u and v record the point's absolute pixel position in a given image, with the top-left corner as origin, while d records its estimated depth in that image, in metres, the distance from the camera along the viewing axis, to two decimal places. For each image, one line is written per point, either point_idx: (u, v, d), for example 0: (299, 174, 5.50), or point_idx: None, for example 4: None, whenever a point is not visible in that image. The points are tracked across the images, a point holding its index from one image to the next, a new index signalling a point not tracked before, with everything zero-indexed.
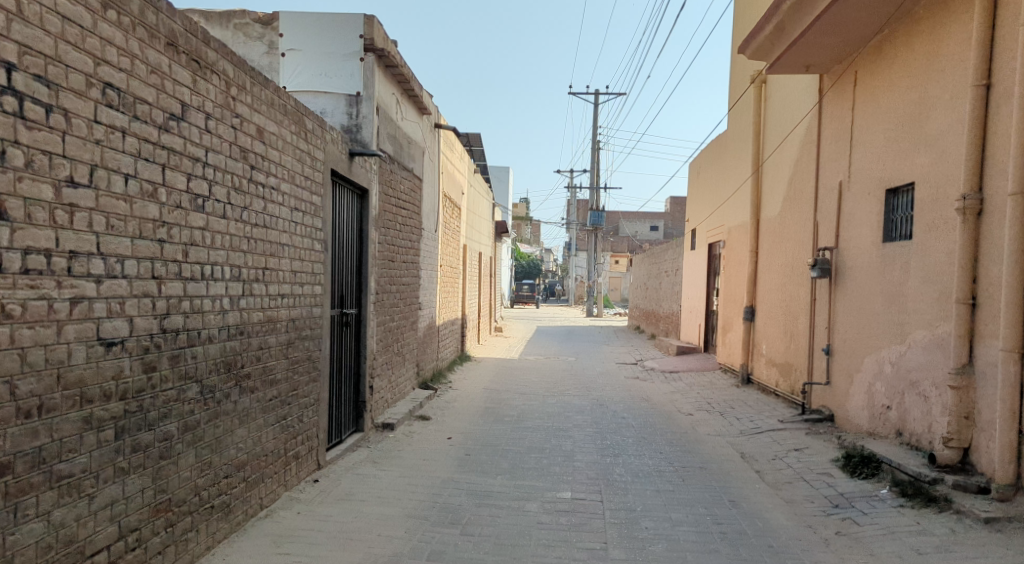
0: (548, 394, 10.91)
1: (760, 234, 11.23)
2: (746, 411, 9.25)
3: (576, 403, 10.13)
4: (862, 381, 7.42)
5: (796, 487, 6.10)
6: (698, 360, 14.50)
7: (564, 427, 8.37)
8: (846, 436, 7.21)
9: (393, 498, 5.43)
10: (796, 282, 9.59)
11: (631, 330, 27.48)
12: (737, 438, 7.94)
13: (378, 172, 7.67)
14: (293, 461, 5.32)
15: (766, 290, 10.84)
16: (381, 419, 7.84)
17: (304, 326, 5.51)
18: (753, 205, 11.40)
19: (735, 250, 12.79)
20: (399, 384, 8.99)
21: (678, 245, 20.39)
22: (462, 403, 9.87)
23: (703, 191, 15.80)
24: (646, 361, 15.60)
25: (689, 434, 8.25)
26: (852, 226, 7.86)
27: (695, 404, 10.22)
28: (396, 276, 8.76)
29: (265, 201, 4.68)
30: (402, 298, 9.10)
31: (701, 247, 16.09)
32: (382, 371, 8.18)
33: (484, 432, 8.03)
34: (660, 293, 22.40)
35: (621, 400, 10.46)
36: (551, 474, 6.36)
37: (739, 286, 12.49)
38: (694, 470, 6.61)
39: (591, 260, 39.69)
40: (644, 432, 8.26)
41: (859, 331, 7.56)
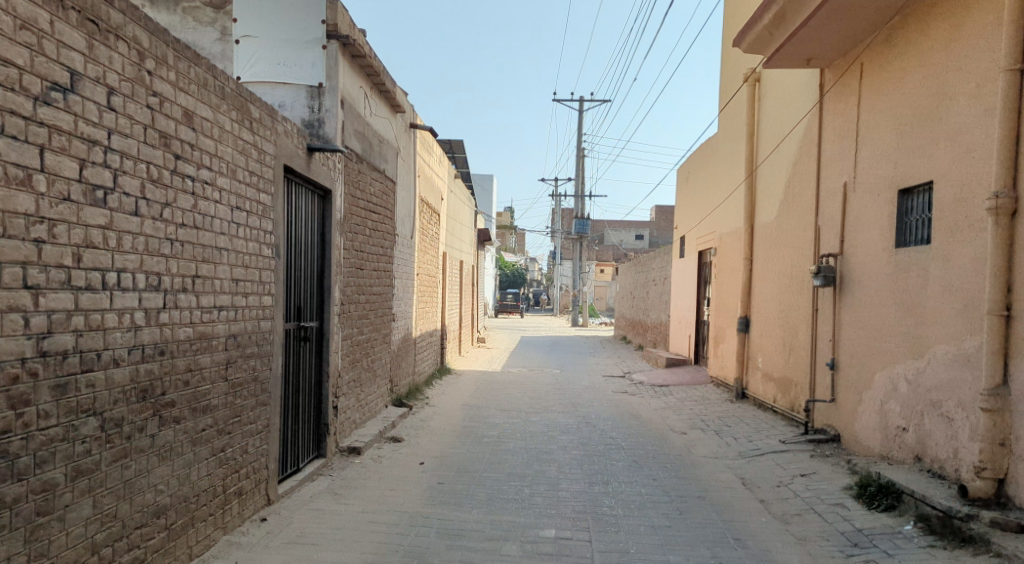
0: (531, 411, 10.23)
1: (755, 240, 10.63)
2: (744, 430, 8.64)
3: (562, 421, 9.47)
4: (873, 399, 6.83)
5: (807, 520, 5.49)
6: (689, 373, 13.88)
7: (548, 449, 7.70)
8: (857, 460, 6.60)
9: (352, 540, 4.73)
10: (796, 291, 8.97)
11: (617, 340, 26.84)
12: (736, 462, 7.32)
13: (343, 171, 6.98)
14: (236, 499, 4.62)
15: (763, 300, 10.23)
16: (347, 442, 7.13)
17: (249, 342, 4.80)
18: (747, 210, 10.81)
19: (728, 257, 12.17)
20: (369, 404, 8.28)
21: (666, 253, 19.80)
22: (439, 422, 9.17)
23: (693, 197, 15.21)
24: (635, 374, 14.95)
25: (684, 456, 7.62)
26: (860, 231, 7.26)
27: (688, 421, 9.58)
28: (365, 285, 8.06)
29: (195, 197, 3.98)
30: (373, 309, 8.39)
31: (690, 254, 15.49)
32: (349, 389, 7.48)
33: (461, 456, 7.35)
34: (648, 302, 21.76)
35: (610, 417, 9.82)
36: (534, 506, 5.69)
37: (733, 295, 11.88)
38: (692, 500, 5.99)
39: (576, 269, 39.05)
40: (635, 454, 7.62)
41: (870, 344, 6.95)
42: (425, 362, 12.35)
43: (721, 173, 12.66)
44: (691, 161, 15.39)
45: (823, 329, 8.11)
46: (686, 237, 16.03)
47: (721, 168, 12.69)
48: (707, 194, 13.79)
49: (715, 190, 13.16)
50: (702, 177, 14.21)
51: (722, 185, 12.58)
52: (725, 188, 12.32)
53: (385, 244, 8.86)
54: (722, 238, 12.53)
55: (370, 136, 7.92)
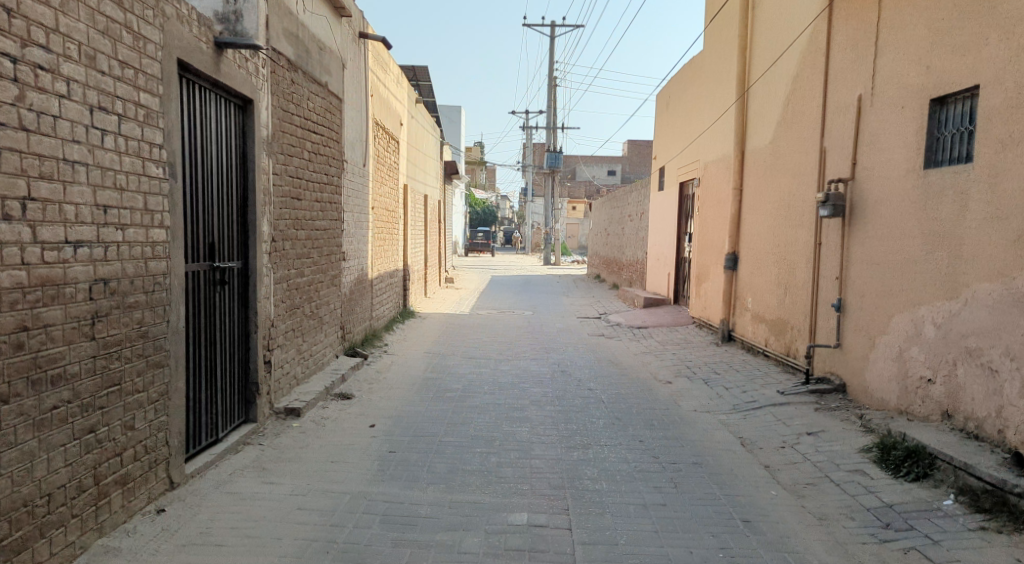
0: (500, 359, 9.28)
1: (746, 168, 9.64)
2: (735, 379, 7.77)
3: (533, 370, 8.54)
4: (889, 345, 5.94)
5: (824, 493, 4.62)
6: (669, 314, 13.00)
7: (519, 405, 6.77)
8: (870, 416, 5.76)
9: (268, 539, 3.74)
10: (795, 222, 8.01)
11: (591, 279, 25.95)
12: (731, 418, 6.44)
13: (268, 78, 5.78)
14: (117, 490, 3.62)
15: (754, 233, 9.30)
16: (283, 403, 6.10)
17: (133, 290, 3.72)
18: (737, 134, 9.79)
19: (714, 188, 11.18)
20: (314, 355, 7.25)
21: (642, 186, 18.78)
22: (397, 374, 8.18)
23: (674, 124, 14.11)
24: (611, 315, 14.05)
25: (671, 411, 6.73)
26: (877, 151, 6.27)
27: (672, 369, 8.70)
28: (304, 218, 6.93)
29: (19, 86, 2.94)
30: (315, 246, 7.30)
31: (671, 187, 14.47)
32: (287, 340, 6.43)
33: (418, 416, 6.37)
34: (623, 239, 20.79)
35: (587, 365, 8.90)
36: (502, 481, 4.75)
37: (719, 230, 10.93)
38: (687, 467, 5.10)
39: (547, 205, 37.89)
40: (616, 410, 6.70)
41: (887, 283, 6.04)
42: (384, 305, 11.30)
43: (709, 96, 11.56)
44: (673, 84, 14.24)
45: (826, 266, 7.18)
46: (666, 168, 14.99)
47: (708, 90, 11.60)
48: (691, 121, 12.70)
49: (700, 115, 12.09)
50: (686, 102, 13.09)
51: (709, 109, 11.49)
52: (713, 112, 11.26)
53: (329, 171, 7.70)
54: (708, 167, 11.53)
55: (306, 40, 6.69)
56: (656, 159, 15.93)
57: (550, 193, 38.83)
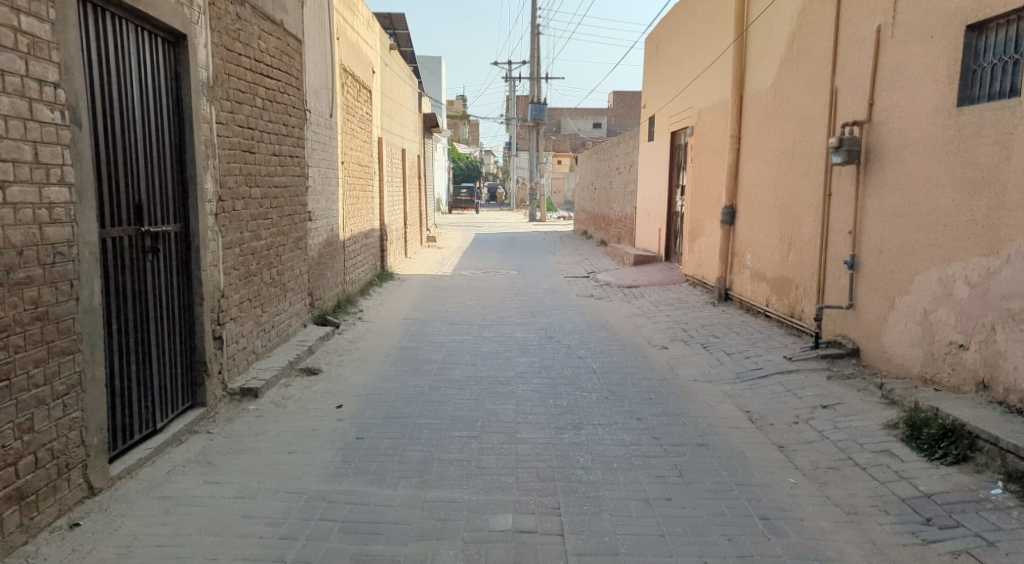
0: (483, 325, 8.66)
1: (745, 114, 8.95)
2: (737, 343, 7.19)
3: (519, 337, 7.94)
4: (911, 307, 5.34)
5: (850, 480, 4.05)
6: (660, 272, 12.40)
7: (503, 379, 6.17)
8: (892, 386, 5.19)
9: (201, 560, 3.12)
10: (801, 172, 7.36)
11: (578, 236, 25.29)
12: (736, 389, 5.85)
13: (206, 10, 5.00)
14: (12, 507, 3.03)
15: (754, 185, 8.65)
16: (238, 383, 5.44)
17: (21, 261, 3.07)
18: (736, 78, 9.07)
19: (710, 137, 10.50)
20: (277, 326, 6.59)
21: (629, 139, 18.09)
22: (370, 345, 7.54)
23: (665, 70, 13.33)
24: (600, 274, 13.43)
25: (670, 382, 6.13)
26: (899, 89, 5.59)
27: (667, 333, 8.11)
28: (259, 174, 6.19)
29: None
30: (274, 206, 6.58)
31: (662, 138, 13.76)
32: (243, 312, 5.75)
33: (391, 393, 5.74)
34: (611, 194, 20.10)
35: (576, 331, 8.29)
36: (483, 474, 4.15)
37: (715, 182, 10.27)
38: (692, 450, 4.51)
39: (533, 160, 36.98)
40: (609, 381, 6.11)
41: (910, 237, 5.41)
42: (359, 268, 10.61)
43: (703, 38, 10.81)
44: (664, 28, 13.42)
45: (837, 219, 6.54)
46: (656, 118, 14.26)
47: (703, 31, 10.82)
48: (683, 67, 11.94)
49: (693, 59, 11.35)
50: (678, 46, 12.32)
51: (704, 52, 10.73)
52: (708, 55, 10.52)
53: (288, 122, 6.94)
54: (702, 115, 10.83)
55: None
56: (645, 109, 15.19)
57: (535, 148, 37.87)
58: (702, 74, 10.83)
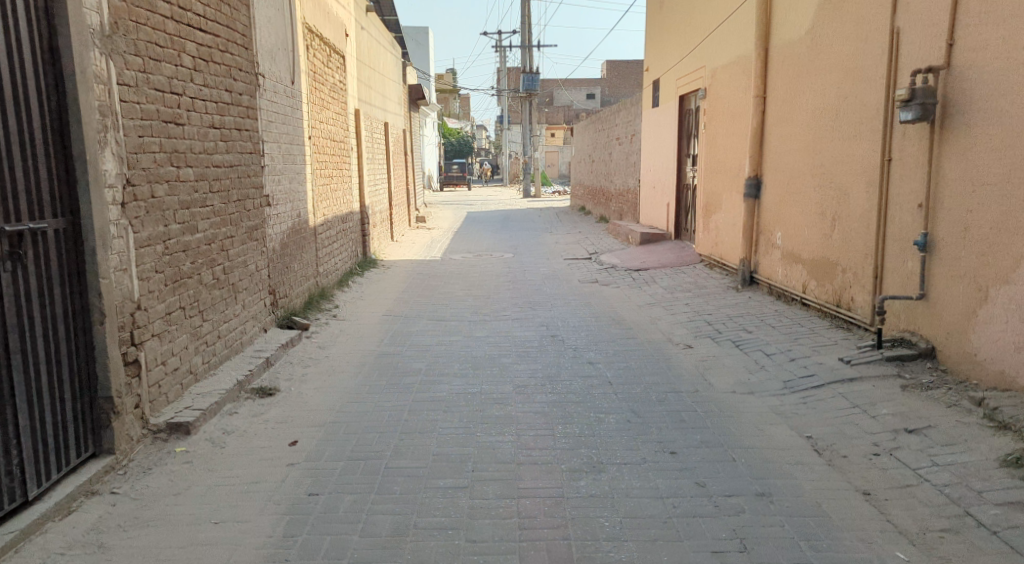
0: (475, 323, 7.54)
1: (771, 70, 7.76)
2: (775, 340, 6.06)
3: (518, 337, 6.82)
4: (1014, 301, 4.22)
5: (979, 553, 2.95)
6: (670, 253, 11.24)
7: (499, 396, 5.06)
8: (998, 403, 4.07)
9: None
10: (846, 134, 6.19)
11: (575, 213, 24.15)
12: (786, 404, 4.73)
13: None
14: None
15: (784, 152, 7.49)
16: (164, 416, 4.27)
17: None
18: (759, 28, 7.87)
19: (728, 99, 9.32)
20: (222, 337, 5.42)
21: (629, 106, 16.89)
22: (342, 353, 6.41)
23: (671, 28, 12.12)
24: (603, 255, 12.31)
25: (703, 394, 5.01)
26: (991, 23, 4.42)
27: (689, 327, 6.98)
28: (192, 151, 4.99)
29: None
30: (215, 190, 5.39)
31: (670, 103, 12.58)
32: (173, 325, 4.58)
33: (361, 422, 4.61)
34: (611, 166, 18.94)
35: (582, 328, 7.16)
36: (474, 553, 3.04)
37: (734, 151, 9.10)
38: (752, 504, 3.39)
39: (525, 133, 35.69)
40: (628, 396, 4.99)
41: (1011, 210, 4.27)
42: (333, 257, 9.45)
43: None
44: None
45: (899, 189, 5.40)
46: (661, 81, 13.08)
47: None
48: (695, 22, 10.75)
49: (706, 12, 10.17)
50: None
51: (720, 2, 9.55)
52: (724, 6, 9.34)
53: (228, 88, 5.76)
54: (718, 74, 9.65)
55: None
56: (649, 72, 14.02)
57: (527, 120, 36.52)
58: (717, 28, 9.65)
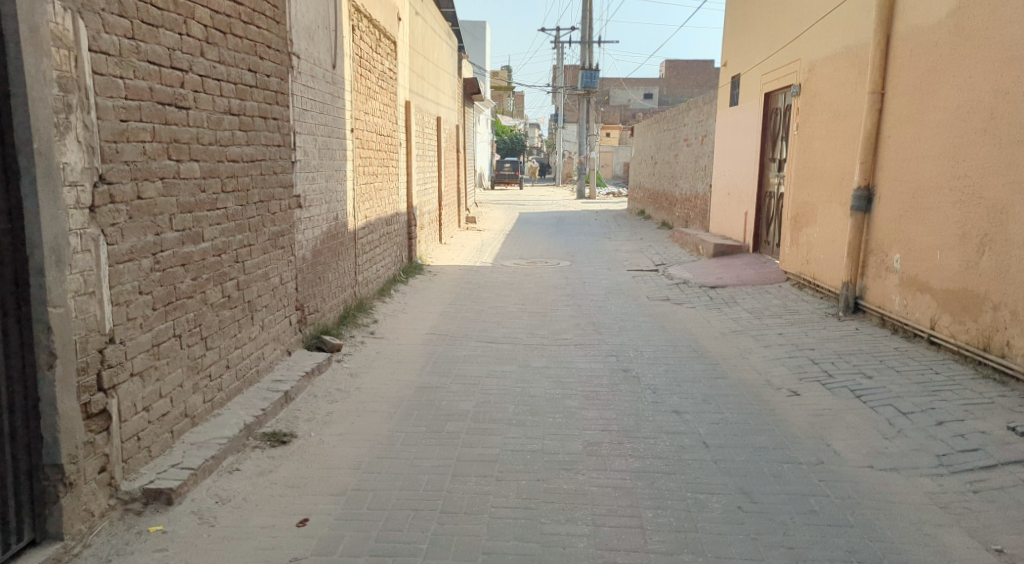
0: (531, 350, 6.54)
1: (895, 60, 6.55)
2: (909, 394, 4.87)
3: (583, 372, 5.78)
4: None
5: None
6: (749, 268, 10.07)
7: (565, 458, 4.04)
8: None
9: None
10: (1007, 138, 4.98)
11: (634, 216, 22.98)
12: (951, 492, 3.57)
13: None
14: None
15: (908, 158, 6.27)
16: (141, 478, 3.34)
17: None
18: (880, 12, 6.67)
19: (831, 95, 8.11)
20: (232, 368, 4.50)
21: (700, 106, 15.71)
22: (378, 385, 5.45)
23: (761, 18, 10.91)
24: (672, 268, 11.18)
25: (830, 468, 3.89)
26: None
27: (789, 365, 5.85)
28: (198, 140, 4.06)
29: None
30: (229, 188, 4.47)
31: (754, 101, 11.36)
32: (164, 359, 3.65)
33: (392, 492, 3.61)
34: (677, 169, 17.75)
35: (658, 362, 6.08)
36: None
37: (836, 156, 7.89)
38: None
39: (582, 132, 34.67)
40: (731, 466, 3.91)
41: None
42: (374, 264, 8.56)
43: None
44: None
45: None
46: (745, 77, 11.87)
47: None
48: (794, 8, 9.53)
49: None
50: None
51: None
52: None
53: (252, 67, 4.85)
54: (820, 68, 8.43)
55: None
56: (730, 67, 12.82)
57: (584, 118, 35.44)
58: (822, 13, 8.43)
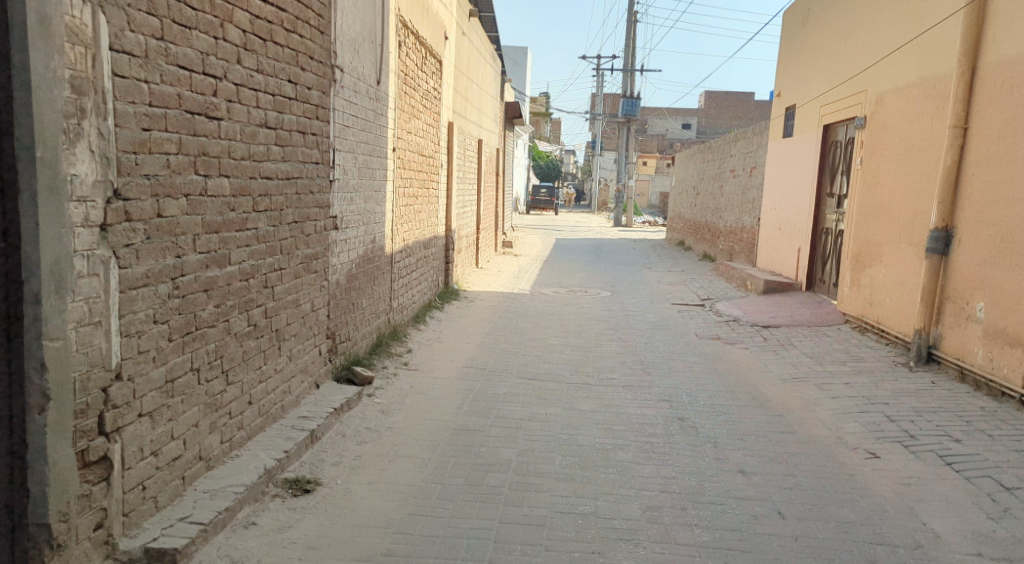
0: (576, 391, 6.07)
1: (983, 92, 6.03)
2: (1010, 465, 4.31)
3: (634, 419, 5.30)
4: None
5: None
6: (804, 308, 9.50)
7: (621, 526, 3.57)
8: None
9: None
10: None
11: (673, 246, 22.45)
12: None
13: None
14: None
15: (998, 199, 5.73)
16: (144, 534, 2.93)
17: None
18: (968, 40, 6.17)
19: (903, 129, 7.59)
20: (254, 404, 4.11)
21: (749, 136, 15.22)
22: (412, 425, 5.03)
23: (823, 47, 10.43)
24: (719, 304, 10.64)
25: (931, 554, 3.36)
26: None
27: (862, 421, 5.30)
28: (229, 154, 3.70)
29: None
30: (261, 207, 4.11)
31: (811, 132, 10.85)
32: (178, 397, 3.26)
33: (429, 561, 3.17)
34: (722, 200, 17.23)
35: (715, 411, 5.57)
36: None
37: (908, 193, 7.35)
38: None
39: (620, 160, 34.29)
40: (815, 546, 3.39)
41: None
42: (410, 289, 8.17)
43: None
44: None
45: None
46: (802, 108, 11.38)
47: None
48: (861, 36, 9.05)
49: (881, 24, 8.46)
50: (854, 10, 9.41)
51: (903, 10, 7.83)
52: (910, 14, 7.63)
53: (293, 78, 4.51)
54: (892, 100, 7.92)
55: None
56: (785, 98, 12.34)
57: (623, 146, 35.06)
58: (896, 42, 7.94)
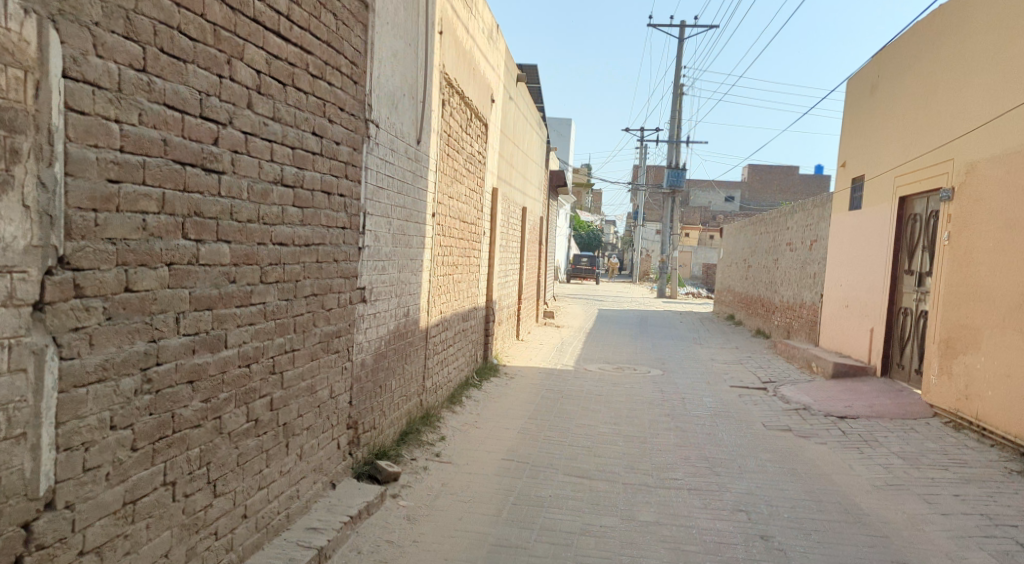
0: (633, 495, 5.21)
1: None
2: None
3: (706, 538, 4.41)
4: None
5: None
6: (884, 397, 8.50)
7: None
8: None
9: None
10: None
11: (722, 321, 21.43)
12: None
13: None
14: None
15: None
16: None
17: None
18: None
19: (1006, 200, 6.75)
20: (250, 517, 3.37)
21: (808, 208, 14.42)
22: (442, 538, 4.22)
23: (899, 113, 9.71)
24: (784, 388, 9.67)
25: None
26: None
27: (989, 549, 4.34)
28: (230, 213, 3.06)
29: None
30: (270, 278, 3.46)
31: (884, 203, 10.02)
32: (140, 522, 2.55)
33: None
34: (777, 275, 16.33)
35: (803, 527, 4.66)
36: None
37: (1015, 273, 6.47)
38: None
39: (664, 231, 33.62)
40: None
41: None
42: (446, 366, 7.45)
43: (1005, 54, 7.18)
44: (902, 54, 9.84)
45: None
46: (872, 178, 10.59)
47: (1004, 46, 7.19)
48: (949, 102, 8.30)
49: (976, 89, 7.71)
50: (937, 74, 8.70)
51: (1007, 73, 7.08)
52: (1017, 76, 6.89)
53: (318, 130, 3.92)
54: (991, 169, 7.10)
55: None
56: (850, 168, 11.60)
57: (668, 217, 34.44)
58: (998, 106, 7.17)
